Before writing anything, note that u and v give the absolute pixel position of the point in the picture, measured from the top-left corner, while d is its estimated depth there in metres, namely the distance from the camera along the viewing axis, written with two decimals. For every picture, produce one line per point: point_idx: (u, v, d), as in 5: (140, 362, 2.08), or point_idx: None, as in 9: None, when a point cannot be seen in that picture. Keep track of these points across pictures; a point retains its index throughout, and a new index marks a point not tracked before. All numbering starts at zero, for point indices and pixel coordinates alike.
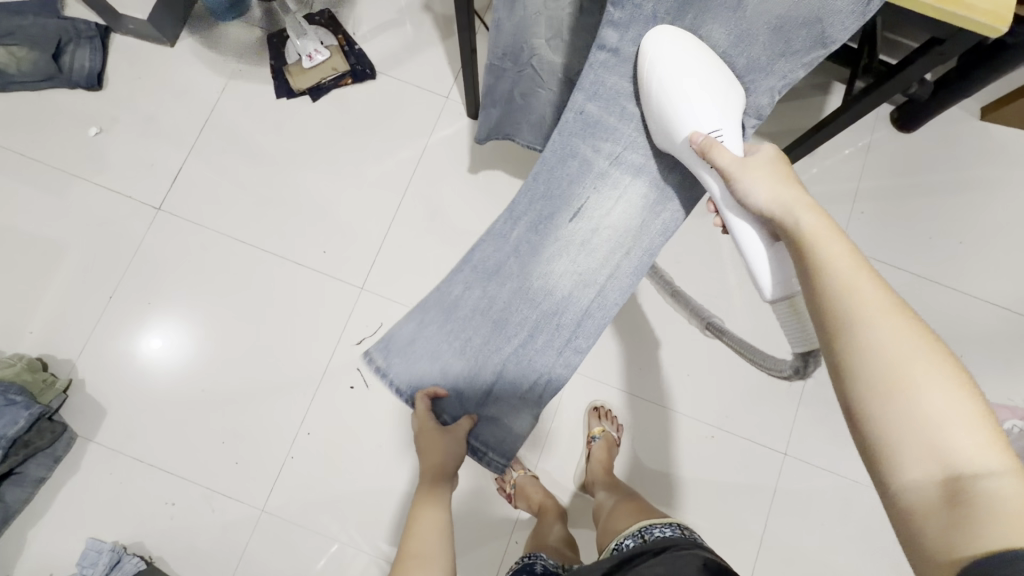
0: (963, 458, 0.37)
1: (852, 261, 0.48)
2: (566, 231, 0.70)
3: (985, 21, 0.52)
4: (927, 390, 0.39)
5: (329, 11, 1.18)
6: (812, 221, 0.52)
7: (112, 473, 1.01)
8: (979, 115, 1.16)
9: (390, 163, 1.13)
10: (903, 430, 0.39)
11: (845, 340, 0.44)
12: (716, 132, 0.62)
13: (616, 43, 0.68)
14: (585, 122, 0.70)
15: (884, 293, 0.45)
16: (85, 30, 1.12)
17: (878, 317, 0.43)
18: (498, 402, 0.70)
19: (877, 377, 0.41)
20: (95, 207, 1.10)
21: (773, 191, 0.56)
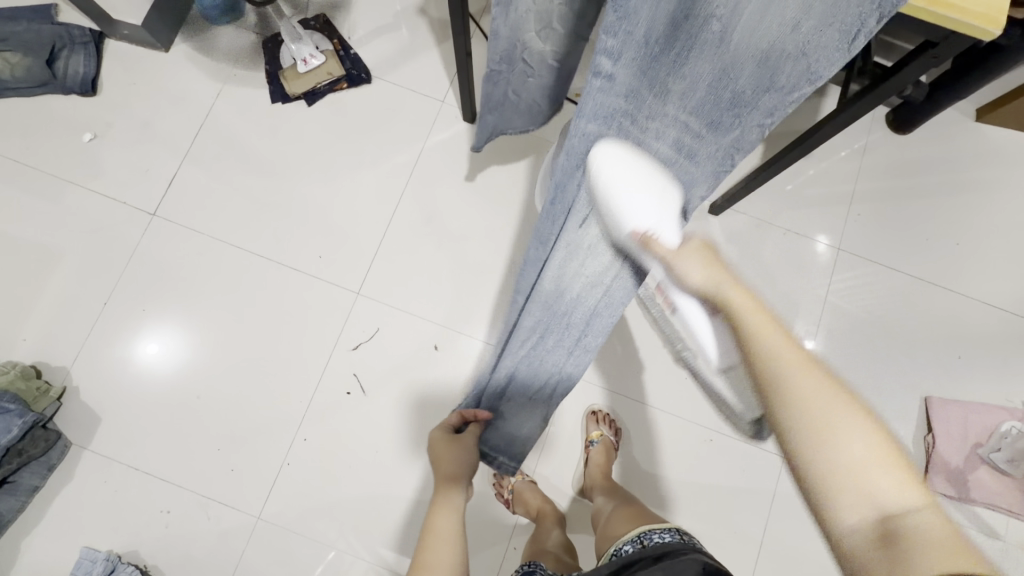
0: (888, 498, 0.39)
1: (769, 320, 0.46)
2: (569, 240, 0.60)
3: (978, 24, 0.52)
4: (851, 436, 0.40)
5: (323, 16, 1.18)
6: (737, 289, 0.48)
7: (107, 481, 1.00)
8: (974, 117, 1.16)
9: (385, 168, 1.13)
10: (838, 478, 0.40)
11: (777, 399, 0.43)
12: (656, 228, 0.54)
13: (610, 69, 0.45)
14: (589, 142, 0.52)
15: (798, 347, 0.44)
16: (79, 36, 1.13)
17: (799, 366, 0.43)
18: (509, 403, 0.83)
19: (807, 437, 0.41)
20: (89, 213, 1.09)
21: (706, 266, 0.51)
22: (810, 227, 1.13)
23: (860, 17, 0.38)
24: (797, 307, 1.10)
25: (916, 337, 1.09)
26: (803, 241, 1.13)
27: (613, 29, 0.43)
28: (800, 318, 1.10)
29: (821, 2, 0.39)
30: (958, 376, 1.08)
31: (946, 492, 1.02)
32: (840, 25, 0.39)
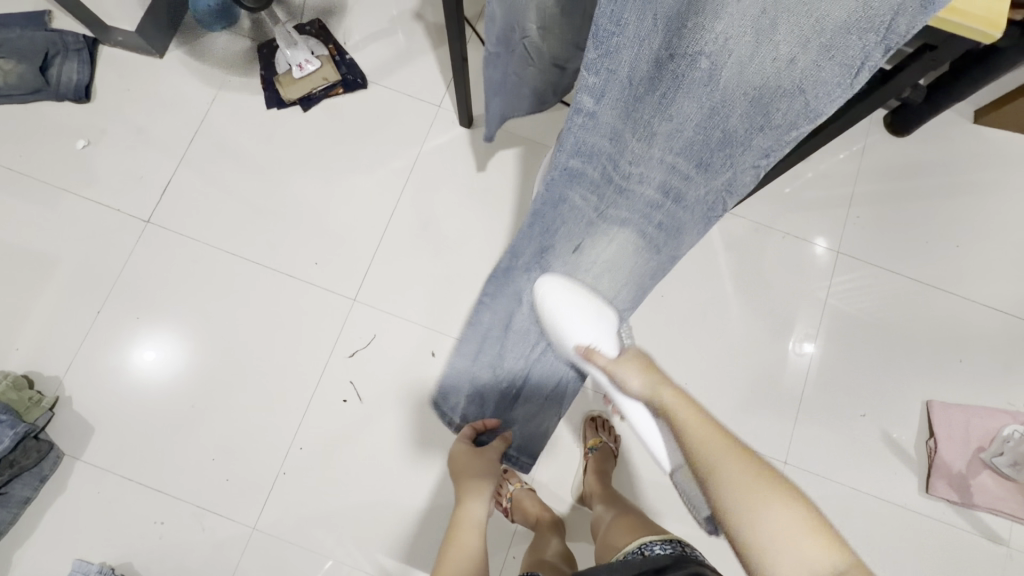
0: (812, 559, 0.46)
1: (697, 413, 0.56)
2: (568, 261, 0.69)
3: (974, 26, 0.52)
4: (778, 512, 0.48)
5: (319, 21, 1.17)
6: (668, 390, 0.58)
7: (100, 492, 0.99)
8: (973, 119, 1.16)
9: (381, 173, 1.12)
10: (775, 553, 0.47)
11: (711, 484, 0.51)
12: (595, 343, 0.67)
13: (592, 107, 0.53)
14: (571, 176, 0.61)
15: (724, 435, 0.54)
16: (72, 42, 1.12)
17: (726, 458, 0.52)
18: (523, 406, 0.81)
19: (739, 515, 0.49)
20: (83, 220, 1.09)
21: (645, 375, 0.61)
22: (808, 230, 1.13)
23: (864, 50, 0.41)
24: (797, 311, 1.10)
25: (916, 340, 1.09)
26: (802, 244, 1.12)
27: (598, 67, 0.49)
28: (800, 321, 1.09)
29: (813, 39, 0.43)
30: (960, 379, 1.07)
31: (949, 497, 1.01)
32: (840, 59, 0.43)
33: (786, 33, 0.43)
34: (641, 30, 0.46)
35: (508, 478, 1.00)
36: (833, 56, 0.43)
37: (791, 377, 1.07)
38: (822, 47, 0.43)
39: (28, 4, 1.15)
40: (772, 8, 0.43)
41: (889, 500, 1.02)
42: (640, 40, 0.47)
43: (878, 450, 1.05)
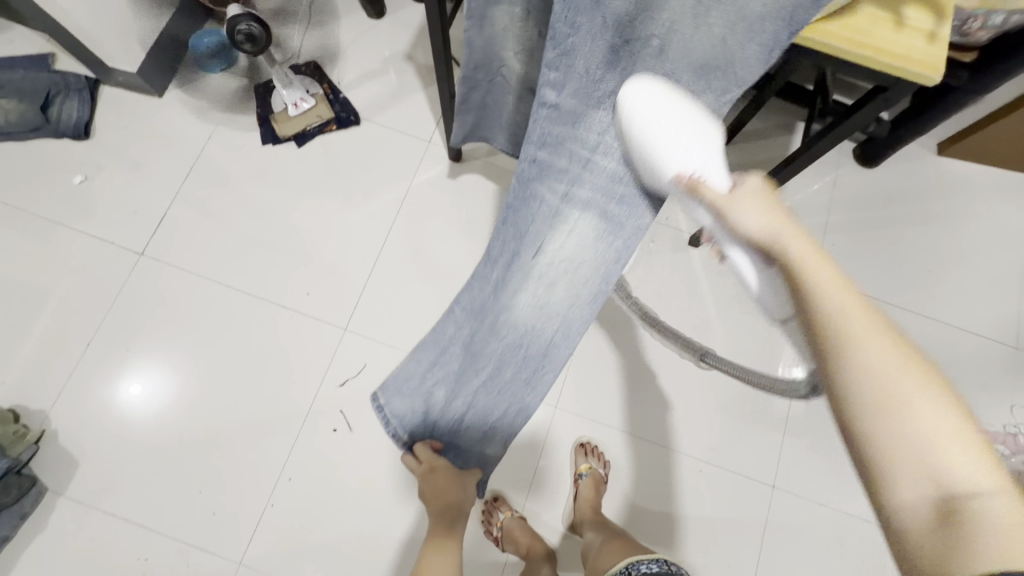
0: (957, 478, 0.33)
1: (832, 271, 0.42)
2: (529, 266, 0.68)
3: (921, 71, 0.57)
4: (920, 404, 0.35)
5: (314, 62, 1.22)
6: (796, 235, 0.45)
7: (82, 528, 0.97)
8: (936, 150, 1.22)
9: (373, 206, 1.16)
10: (897, 449, 0.34)
11: (834, 355, 0.38)
12: (699, 170, 0.56)
13: (555, 99, 0.63)
14: (540, 169, 0.67)
15: (866, 304, 0.39)
16: (74, 82, 1.16)
17: (863, 327, 0.38)
18: (468, 432, 0.75)
19: (863, 398, 0.36)
20: (77, 253, 1.10)
21: (763, 212, 0.48)
22: None
23: (774, 33, 0.54)
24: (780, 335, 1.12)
25: None
26: None
27: (557, 64, 0.61)
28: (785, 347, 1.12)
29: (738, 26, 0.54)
30: None
31: None
32: (759, 40, 0.55)
33: (716, 18, 0.54)
34: (591, 27, 0.57)
35: (498, 507, 0.99)
36: (754, 35, 0.54)
37: (777, 401, 1.08)
38: (746, 29, 0.54)
39: (32, 47, 1.19)
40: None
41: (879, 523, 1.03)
42: (591, 36, 0.58)
43: None
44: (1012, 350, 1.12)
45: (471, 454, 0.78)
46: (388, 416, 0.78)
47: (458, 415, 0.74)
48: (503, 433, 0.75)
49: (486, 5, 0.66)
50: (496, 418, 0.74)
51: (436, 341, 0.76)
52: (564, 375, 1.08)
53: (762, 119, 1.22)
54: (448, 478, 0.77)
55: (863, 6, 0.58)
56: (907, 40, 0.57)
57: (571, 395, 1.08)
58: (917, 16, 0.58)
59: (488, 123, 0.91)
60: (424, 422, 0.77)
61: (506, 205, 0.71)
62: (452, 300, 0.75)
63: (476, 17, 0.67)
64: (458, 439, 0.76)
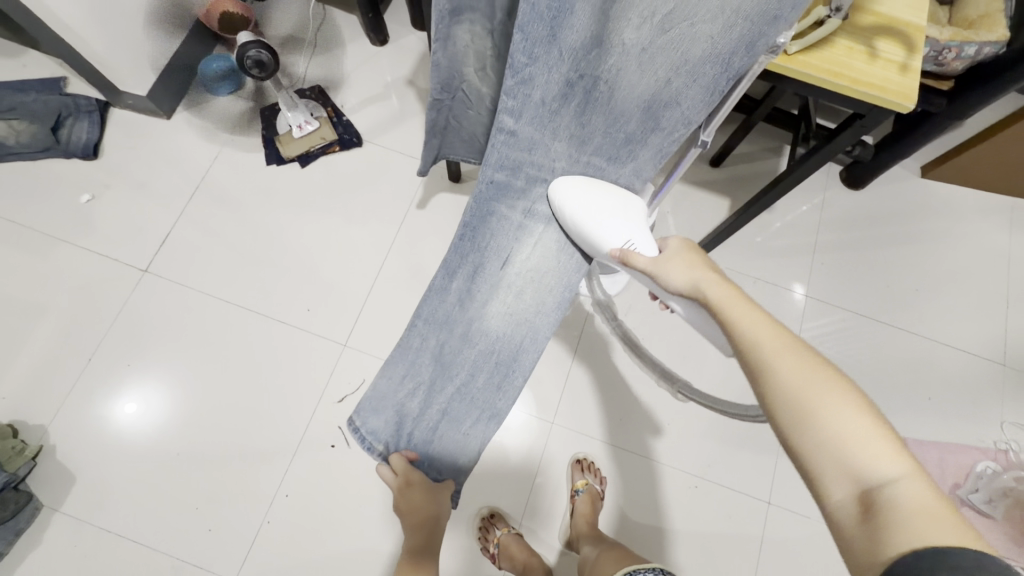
0: (870, 471, 0.38)
1: (754, 311, 0.48)
2: (496, 275, 0.74)
3: (897, 99, 0.60)
4: (835, 413, 0.40)
5: (318, 86, 1.27)
6: (720, 286, 0.51)
7: (76, 546, 0.96)
8: (920, 173, 1.27)
9: (374, 224, 1.18)
10: (824, 456, 0.39)
11: (762, 383, 0.44)
12: (628, 243, 0.61)
13: (512, 125, 0.67)
14: (496, 188, 0.73)
15: (781, 335, 0.46)
16: (84, 104, 1.19)
17: (779, 355, 0.44)
18: (444, 439, 0.74)
19: (788, 415, 0.42)
20: (80, 270, 1.12)
21: (688, 269, 0.55)
22: (779, 276, 1.19)
23: (715, 77, 0.55)
24: None
25: (885, 378, 1.13)
26: (775, 289, 1.19)
27: (515, 92, 0.63)
28: None
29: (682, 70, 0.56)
30: (930, 416, 1.11)
31: None
32: (702, 81, 0.56)
33: (663, 63, 0.56)
34: (548, 62, 0.59)
35: (495, 523, 1.00)
36: (697, 77, 0.56)
37: None
38: (688, 71, 0.55)
39: (45, 71, 1.23)
40: (650, 46, 0.55)
41: None
42: (548, 68, 0.60)
43: None
44: (999, 367, 1.14)
45: (446, 462, 0.74)
46: (364, 433, 0.74)
47: (432, 428, 0.74)
48: (476, 446, 0.74)
49: (451, 25, 0.65)
50: (468, 428, 0.74)
51: (405, 354, 0.74)
52: (560, 391, 1.10)
53: (751, 143, 1.26)
54: (423, 493, 0.72)
55: (841, 39, 0.62)
56: (882, 71, 0.61)
57: (566, 410, 1.09)
58: (890, 48, 0.62)
59: (449, 142, 0.91)
60: (397, 434, 0.74)
61: (464, 224, 0.74)
62: (410, 317, 0.75)
63: (441, 37, 0.66)
64: (434, 449, 0.74)
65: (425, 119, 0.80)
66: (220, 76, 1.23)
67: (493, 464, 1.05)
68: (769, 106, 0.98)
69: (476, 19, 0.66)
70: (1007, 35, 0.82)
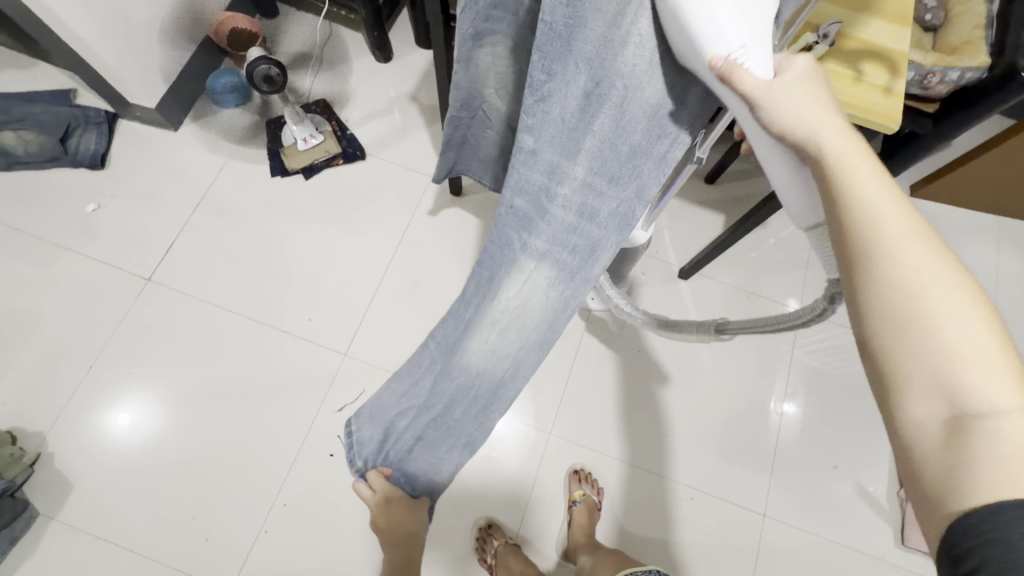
0: (973, 396, 0.33)
1: (878, 184, 0.38)
2: (481, 308, 0.68)
3: (880, 121, 0.63)
4: (951, 325, 0.34)
5: (323, 101, 1.29)
6: (842, 141, 0.40)
7: (71, 555, 0.96)
8: (909, 191, 1.30)
9: (376, 235, 1.20)
10: (923, 367, 0.34)
11: (869, 268, 0.36)
12: (742, 50, 0.41)
13: (532, 144, 0.60)
14: (516, 217, 0.65)
15: (906, 220, 0.37)
16: (93, 116, 1.22)
17: (900, 241, 0.36)
18: (419, 458, 0.76)
19: (893, 315, 0.35)
20: (83, 278, 1.13)
21: (805, 111, 0.41)
22: (774, 290, 1.22)
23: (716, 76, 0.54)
24: (769, 364, 1.16)
25: None
26: (770, 304, 1.21)
27: (534, 109, 0.58)
28: (776, 379, 1.14)
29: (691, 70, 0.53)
30: None
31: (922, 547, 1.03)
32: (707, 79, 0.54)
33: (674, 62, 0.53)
34: (566, 73, 0.55)
35: (492, 534, 1.00)
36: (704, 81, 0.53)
37: (766, 431, 1.11)
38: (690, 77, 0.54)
39: (56, 83, 1.25)
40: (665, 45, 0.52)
41: (869, 552, 1.04)
42: (567, 80, 0.55)
43: (855, 504, 1.06)
44: None
45: (421, 479, 0.77)
46: (354, 441, 0.78)
47: (408, 449, 0.75)
48: (450, 469, 0.76)
49: (473, 47, 0.67)
50: (445, 453, 0.75)
51: (411, 372, 0.76)
52: (558, 402, 1.11)
53: (746, 161, 1.30)
54: (403, 507, 0.76)
55: (828, 62, 0.65)
56: (866, 94, 0.64)
57: (564, 421, 1.10)
58: (874, 73, 0.65)
59: (464, 160, 0.95)
60: (378, 451, 0.77)
61: (479, 257, 0.69)
62: (426, 336, 0.76)
63: (462, 59, 0.68)
64: (410, 467, 0.76)
65: (443, 133, 0.85)
66: (227, 90, 1.25)
67: (490, 474, 1.06)
68: None
69: (497, 41, 0.67)
70: (989, 61, 0.87)
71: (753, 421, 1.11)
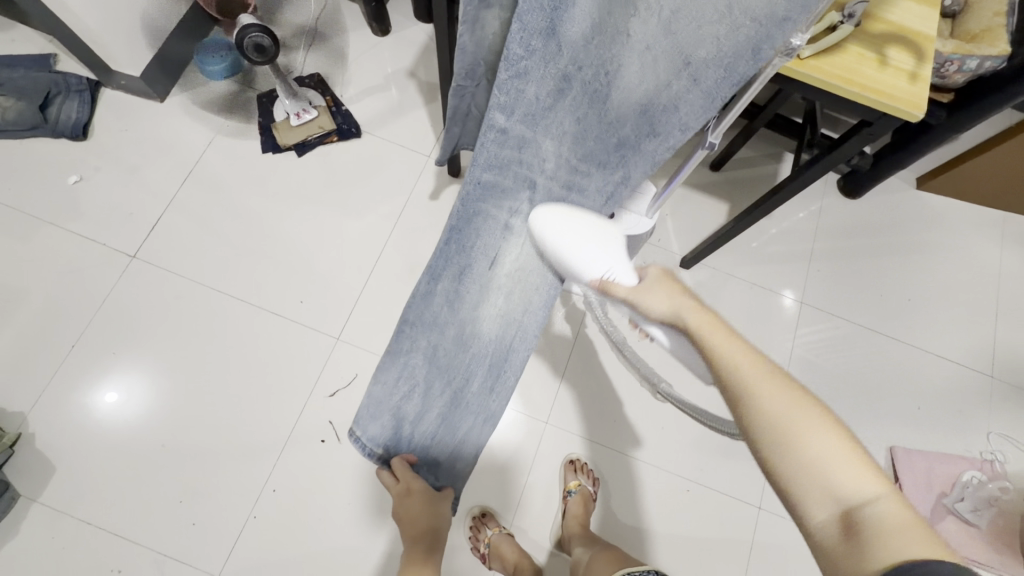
0: (852, 490, 0.38)
1: (736, 341, 0.44)
2: (485, 277, 0.70)
3: (903, 107, 0.60)
4: (816, 438, 0.39)
5: (317, 75, 1.24)
6: (696, 308, 0.47)
7: (54, 537, 0.93)
8: (915, 184, 1.28)
9: (370, 217, 1.17)
10: (806, 481, 0.38)
11: (744, 410, 0.41)
12: (608, 271, 0.54)
13: (504, 123, 0.66)
14: (484, 190, 0.70)
15: (762, 362, 0.43)
16: (75, 83, 1.16)
17: (761, 380, 0.42)
18: (439, 441, 0.72)
19: (776, 441, 0.40)
20: (64, 253, 1.08)
21: (667, 300, 0.49)
22: (774, 282, 1.20)
23: (717, 84, 0.52)
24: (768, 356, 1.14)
25: (872, 385, 1.14)
26: (769, 295, 1.19)
27: (507, 86, 0.62)
28: None
29: (677, 78, 0.53)
30: (916, 424, 1.11)
31: None
32: (703, 83, 0.52)
33: (661, 58, 0.52)
34: (545, 54, 0.58)
35: (486, 523, 0.99)
36: (699, 81, 0.52)
37: None
38: (689, 74, 0.52)
39: (35, 48, 1.19)
40: (653, 45, 0.52)
41: None
42: (544, 62, 0.59)
43: None
44: (987, 379, 1.15)
45: (442, 464, 0.73)
46: (363, 441, 0.74)
47: (429, 433, 0.72)
48: (473, 446, 0.73)
49: (480, 8, 0.64)
50: (465, 430, 0.72)
51: (396, 358, 0.72)
52: (554, 391, 1.09)
53: (753, 148, 1.27)
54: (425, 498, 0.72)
55: (852, 44, 0.62)
56: (890, 78, 0.61)
57: (560, 411, 1.08)
58: (899, 56, 0.62)
59: (470, 132, 0.91)
60: (395, 436, 0.73)
61: (449, 227, 0.72)
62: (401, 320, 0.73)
63: (470, 21, 0.65)
64: (430, 450, 0.73)
65: (449, 104, 0.80)
66: (223, 46, 1.21)
67: (483, 462, 1.04)
68: (771, 113, 1.00)
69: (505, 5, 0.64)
70: (1008, 51, 0.83)
71: None
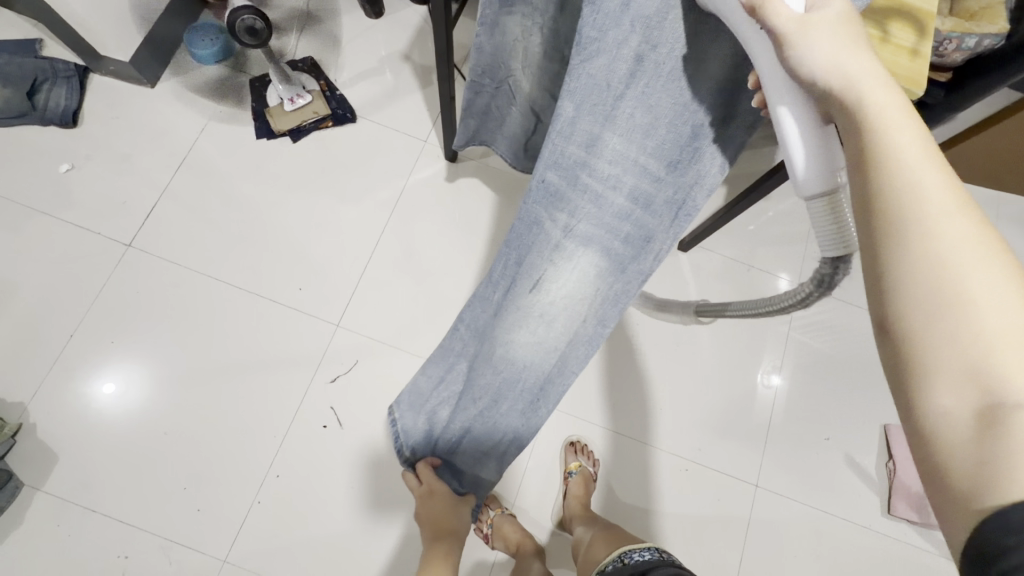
0: (1010, 382, 0.28)
1: (923, 147, 0.33)
2: (525, 300, 0.63)
3: (903, 84, 0.60)
4: (988, 302, 0.29)
5: (311, 59, 1.23)
6: (875, 85, 0.36)
7: (59, 525, 0.94)
8: None
9: (367, 203, 1.16)
10: (948, 350, 0.29)
11: (894, 240, 0.32)
12: None
13: (572, 114, 0.54)
14: (546, 192, 0.59)
15: (955, 191, 0.32)
16: (62, 69, 1.14)
17: (939, 208, 0.31)
18: (463, 454, 0.77)
19: (924, 289, 0.30)
20: (59, 243, 1.07)
21: (836, 50, 0.37)
22: (770, 264, 1.20)
23: None
24: (764, 337, 1.15)
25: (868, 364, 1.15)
26: (766, 277, 1.19)
27: (577, 72, 0.52)
28: (767, 352, 1.14)
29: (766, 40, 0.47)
30: None
31: (908, 517, 1.05)
32: None
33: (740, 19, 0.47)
34: (619, 36, 0.49)
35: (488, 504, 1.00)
36: None
37: (759, 406, 1.11)
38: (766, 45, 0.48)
39: (21, 33, 1.17)
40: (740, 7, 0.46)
41: (855, 522, 1.06)
42: (617, 45, 0.50)
43: (840, 472, 1.08)
44: None
45: (467, 476, 0.80)
46: (399, 427, 0.83)
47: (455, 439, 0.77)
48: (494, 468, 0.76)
49: (500, 11, 0.63)
50: (495, 446, 0.74)
51: (442, 360, 0.78)
52: None
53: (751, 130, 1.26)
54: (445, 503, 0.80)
55: None
56: (891, 56, 0.61)
57: None
58: (900, 33, 0.61)
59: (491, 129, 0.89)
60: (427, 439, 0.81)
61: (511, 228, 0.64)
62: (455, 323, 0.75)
63: (488, 23, 0.64)
64: (455, 460, 0.78)
65: (462, 98, 0.79)
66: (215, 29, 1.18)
67: None
68: None
69: (528, 10, 0.64)
70: (1007, 27, 0.83)
71: (746, 392, 1.12)
